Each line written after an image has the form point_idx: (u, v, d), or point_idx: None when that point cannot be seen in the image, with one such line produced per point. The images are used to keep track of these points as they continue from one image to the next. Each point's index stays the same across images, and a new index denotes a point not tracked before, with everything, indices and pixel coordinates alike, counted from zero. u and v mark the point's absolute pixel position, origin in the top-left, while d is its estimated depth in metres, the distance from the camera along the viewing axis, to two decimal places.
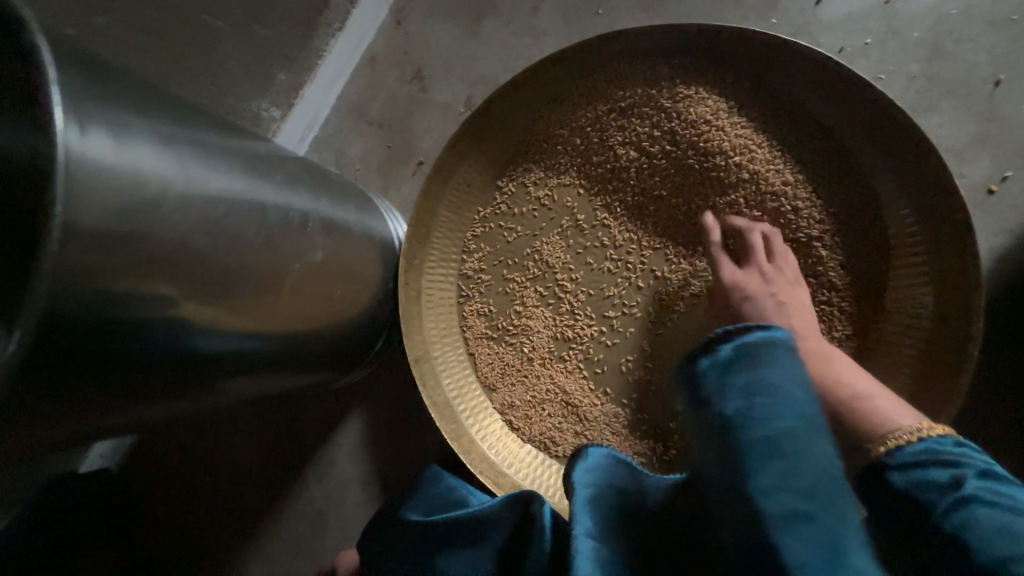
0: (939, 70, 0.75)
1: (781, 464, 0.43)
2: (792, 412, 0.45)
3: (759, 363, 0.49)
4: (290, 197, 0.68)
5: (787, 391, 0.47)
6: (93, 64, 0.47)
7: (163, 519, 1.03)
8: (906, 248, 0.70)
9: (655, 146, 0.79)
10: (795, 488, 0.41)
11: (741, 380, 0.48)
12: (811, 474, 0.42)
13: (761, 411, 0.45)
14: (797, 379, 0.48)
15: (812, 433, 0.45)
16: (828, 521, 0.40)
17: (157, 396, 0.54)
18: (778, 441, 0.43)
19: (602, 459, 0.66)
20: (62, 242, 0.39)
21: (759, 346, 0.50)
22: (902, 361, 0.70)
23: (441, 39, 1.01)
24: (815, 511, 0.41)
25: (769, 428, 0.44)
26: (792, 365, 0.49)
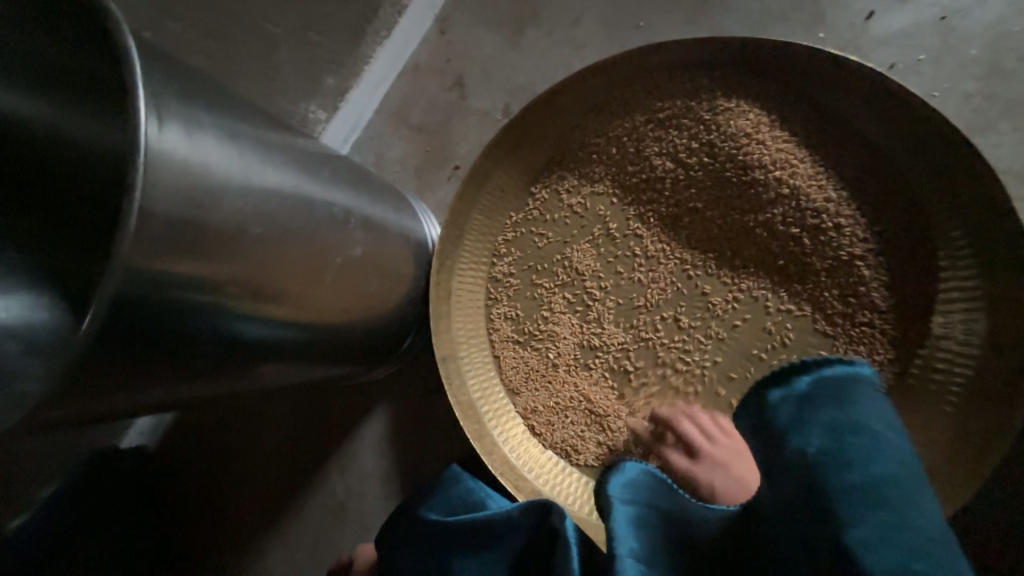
0: (998, 88, 0.72)
1: (891, 505, 0.46)
2: (884, 452, 0.49)
3: (845, 401, 0.52)
4: (335, 195, 0.71)
5: (874, 428, 0.50)
6: (172, 63, 0.51)
7: (192, 499, 1.07)
8: (956, 273, 0.67)
9: (693, 158, 0.79)
10: (898, 536, 0.44)
11: (824, 417, 0.52)
12: (913, 524, 0.45)
13: (853, 449, 0.49)
14: (882, 417, 0.52)
15: (901, 472, 0.48)
16: (932, 568, 0.43)
17: (200, 377, 0.57)
18: (884, 485, 0.47)
19: (640, 475, 0.68)
20: (138, 227, 0.43)
21: (839, 380, 0.53)
22: (948, 389, 0.67)
23: (483, 48, 1.04)
24: (922, 561, 0.43)
25: (864, 465, 0.48)
26: (873, 405, 0.52)
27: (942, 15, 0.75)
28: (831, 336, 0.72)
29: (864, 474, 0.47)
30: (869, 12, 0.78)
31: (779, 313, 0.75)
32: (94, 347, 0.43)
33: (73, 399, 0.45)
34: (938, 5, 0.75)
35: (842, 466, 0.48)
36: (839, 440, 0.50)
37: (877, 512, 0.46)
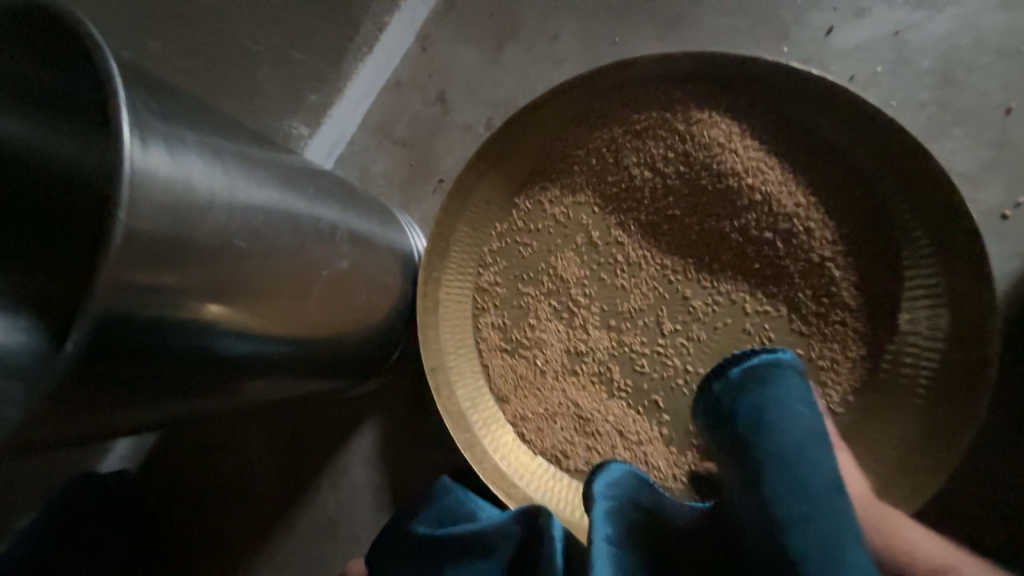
0: (950, 97, 0.77)
1: (794, 464, 0.57)
2: (798, 426, 0.58)
3: (769, 386, 0.60)
4: (321, 209, 0.71)
5: (792, 406, 0.59)
6: (152, 85, 0.52)
7: (178, 521, 1.05)
8: (920, 271, 0.70)
9: (669, 167, 0.81)
10: (794, 487, 0.56)
11: (755, 401, 0.59)
12: (816, 481, 0.56)
13: (772, 425, 0.58)
14: (799, 396, 0.60)
15: (808, 439, 0.58)
16: (833, 518, 0.54)
17: (185, 395, 0.57)
18: (795, 453, 0.57)
19: (624, 474, 0.68)
20: (122, 246, 0.43)
21: (763, 368, 0.60)
22: (917, 383, 0.70)
23: (464, 64, 1.06)
24: (811, 504, 0.55)
25: (778, 436, 0.58)
26: (795, 386, 0.60)
27: (896, 30, 0.80)
28: (806, 335, 0.75)
29: (776, 442, 0.57)
30: (829, 27, 0.83)
31: (757, 314, 0.77)
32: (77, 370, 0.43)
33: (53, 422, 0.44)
34: (892, 20, 0.80)
35: (759, 437, 0.58)
36: (761, 418, 0.58)
37: (782, 470, 0.56)
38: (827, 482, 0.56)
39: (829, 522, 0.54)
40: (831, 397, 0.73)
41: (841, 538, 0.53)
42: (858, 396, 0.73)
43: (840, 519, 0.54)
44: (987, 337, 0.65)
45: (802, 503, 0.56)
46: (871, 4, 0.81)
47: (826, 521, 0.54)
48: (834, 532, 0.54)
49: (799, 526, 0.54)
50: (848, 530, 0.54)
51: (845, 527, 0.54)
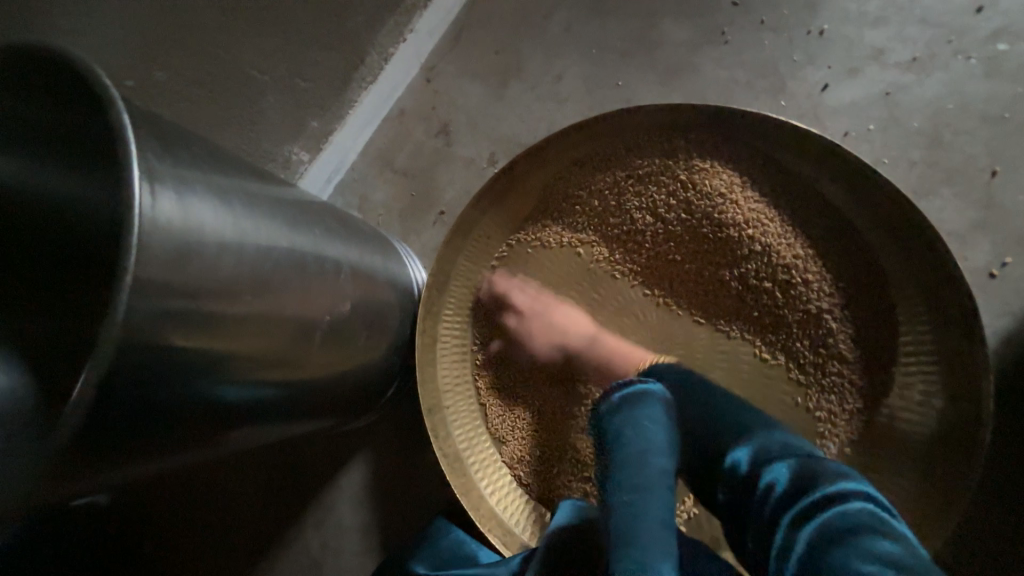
0: (939, 158, 0.80)
1: (632, 464, 0.61)
2: (648, 439, 0.64)
3: (635, 406, 0.68)
4: (324, 248, 0.70)
5: (647, 421, 0.66)
6: (158, 127, 0.50)
7: (152, 559, 0.99)
8: (914, 328, 0.72)
9: (670, 213, 0.83)
10: (628, 481, 0.60)
11: (619, 419, 0.68)
12: (643, 480, 0.60)
13: (626, 434, 0.65)
14: (659, 418, 0.67)
15: (652, 450, 0.63)
16: (642, 509, 0.57)
17: (185, 445, 0.54)
18: (638, 456, 0.62)
19: (571, 509, 0.69)
20: (130, 301, 0.41)
21: (631, 393, 0.71)
22: (910, 436, 0.71)
23: (469, 99, 1.07)
24: (633, 495, 0.58)
25: (627, 443, 0.64)
26: (657, 410, 0.68)
27: (887, 91, 0.83)
28: (803, 384, 0.76)
29: (625, 447, 0.64)
30: (824, 84, 0.86)
31: (756, 362, 0.78)
32: (77, 430, 0.41)
33: (49, 484, 0.42)
34: (883, 81, 0.84)
35: (613, 444, 0.65)
36: (618, 430, 0.67)
37: (623, 470, 0.61)
38: (654, 485, 0.59)
39: (642, 508, 0.57)
40: (828, 448, 0.74)
41: (648, 530, 0.55)
42: (854, 449, 0.74)
43: (651, 512, 0.57)
44: (981, 398, 0.66)
45: (629, 495, 0.59)
46: (863, 65, 0.85)
47: (639, 510, 0.57)
48: (639, 520, 0.56)
49: (617, 512, 0.57)
50: (659, 525, 0.55)
51: (652, 519, 0.56)
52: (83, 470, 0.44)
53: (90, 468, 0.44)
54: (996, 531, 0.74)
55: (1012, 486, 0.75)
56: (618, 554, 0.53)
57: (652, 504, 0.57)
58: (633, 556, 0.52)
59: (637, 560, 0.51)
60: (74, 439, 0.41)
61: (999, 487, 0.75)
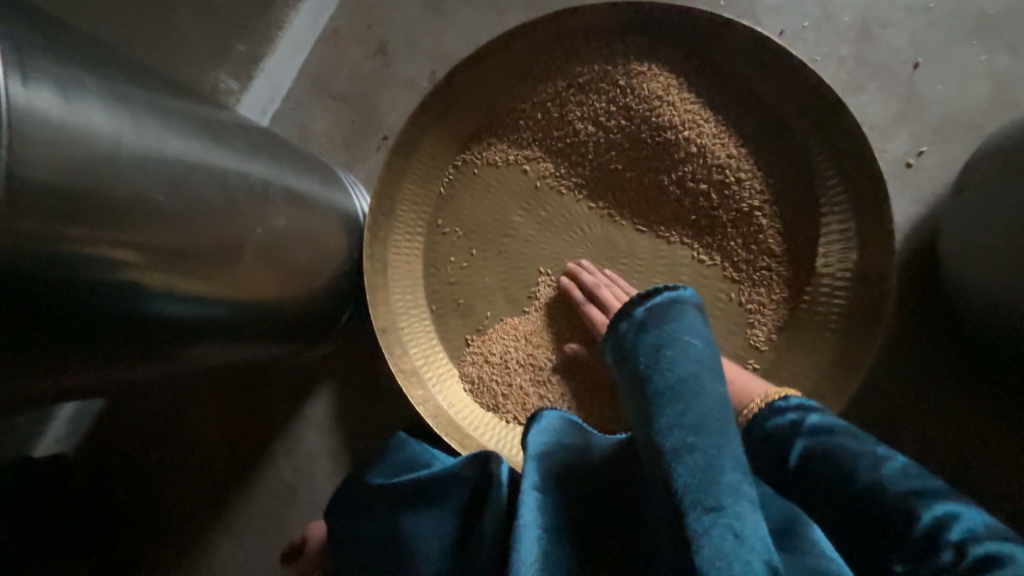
0: (866, 53, 0.81)
1: (688, 398, 0.54)
2: (687, 358, 0.58)
3: (668, 321, 0.62)
4: (251, 164, 0.68)
5: (689, 340, 0.60)
6: (34, 16, 0.47)
7: (127, 503, 1.00)
8: (835, 218, 0.76)
9: (612, 122, 0.82)
10: (685, 420, 0.52)
11: (652, 337, 0.61)
12: (699, 415, 0.52)
13: (666, 357, 0.59)
14: (699, 333, 0.61)
15: (704, 375, 0.56)
16: (710, 449, 0.50)
17: (116, 361, 0.55)
18: (685, 383, 0.55)
19: (556, 420, 0.68)
20: (8, 194, 0.40)
21: (665, 306, 0.63)
22: (828, 319, 0.77)
23: (405, 13, 1.01)
24: (699, 438, 0.51)
25: (671, 368, 0.57)
26: (692, 321, 0.62)
27: None
28: (736, 281, 0.80)
29: (670, 374, 0.57)
30: None
31: (694, 263, 0.81)
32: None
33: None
34: None
35: (656, 371, 0.58)
36: (658, 352, 0.60)
37: (677, 402, 0.54)
38: (718, 421, 0.52)
39: (710, 449, 0.50)
40: (756, 336, 0.79)
41: (729, 480, 0.48)
42: (780, 335, 0.79)
43: (725, 455, 0.49)
44: (888, 277, 0.73)
45: (692, 435, 0.51)
46: None
47: (711, 457, 0.49)
48: (709, 465, 0.48)
49: (682, 460, 0.49)
50: (738, 471, 0.49)
51: (729, 466, 0.49)
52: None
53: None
54: (904, 397, 0.83)
55: (918, 357, 0.83)
56: (699, 520, 0.46)
57: (724, 446, 0.50)
58: (719, 515, 0.46)
59: (729, 527, 0.45)
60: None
61: (907, 360, 0.83)
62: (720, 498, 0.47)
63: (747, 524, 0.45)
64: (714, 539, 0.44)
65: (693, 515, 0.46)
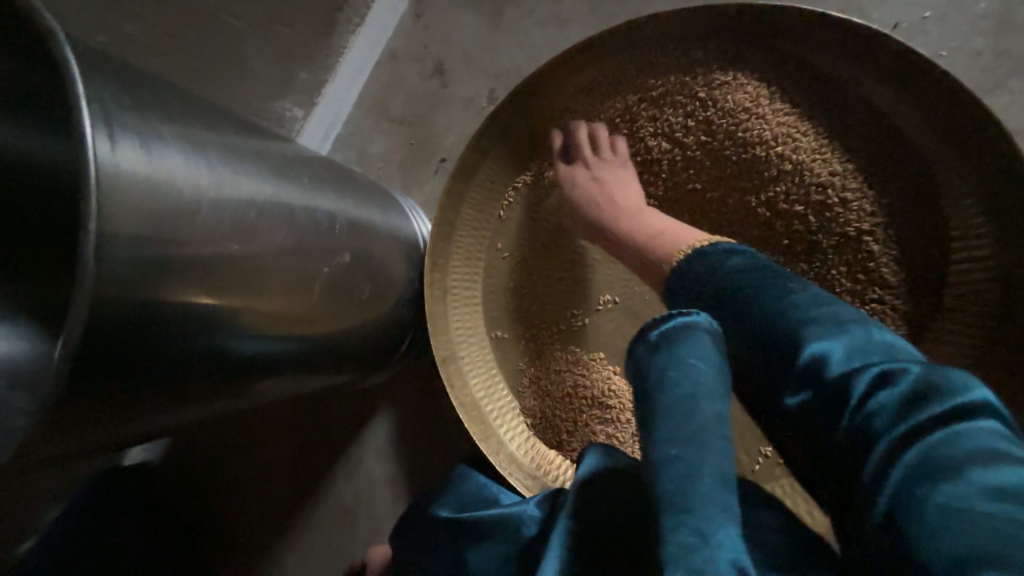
0: (1007, 44, 0.68)
1: (683, 414, 0.50)
2: (692, 376, 0.52)
3: (678, 342, 0.54)
4: (317, 199, 0.67)
5: (697, 362, 0.52)
6: (120, 71, 0.47)
7: (201, 514, 1.05)
8: (968, 244, 0.65)
9: (690, 137, 0.75)
10: (677, 435, 0.49)
11: (660, 360, 0.54)
12: (692, 431, 0.49)
13: (669, 379, 0.52)
14: (708, 357, 0.53)
15: (702, 394, 0.51)
16: (693, 459, 0.48)
17: (196, 398, 0.55)
18: (685, 400, 0.51)
19: (595, 455, 0.61)
20: (99, 257, 0.40)
21: (679, 330, 0.55)
22: (959, 364, 0.65)
23: (463, 31, 0.99)
24: (684, 451, 0.48)
25: (672, 388, 0.52)
26: (704, 344, 0.53)
27: None
28: None
29: (669, 396, 0.52)
30: None
31: None
32: (65, 387, 0.40)
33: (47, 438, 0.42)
34: None
35: (659, 390, 0.53)
36: (662, 376, 0.53)
37: (669, 420, 0.50)
38: (708, 438, 0.49)
39: (693, 460, 0.48)
40: None
41: (707, 489, 0.46)
42: None
43: (708, 468, 0.47)
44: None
45: (681, 448, 0.48)
46: None
47: (693, 469, 0.47)
48: (690, 474, 0.47)
49: (666, 471, 0.47)
50: (715, 480, 0.47)
51: (709, 477, 0.47)
52: (79, 423, 0.44)
53: (85, 421, 0.44)
54: None
55: None
56: (669, 520, 0.45)
57: (711, 462, 0.48)
58: (689, 522, 0.44)
59: (695, 529, 0.44)
60: (64, 393, 0.41)
61: None
62: (692, 503, 0.45)
63: (720, 531, 0.44)
64: (680, 539, 0.44)
65: (666, 517, 0.45)
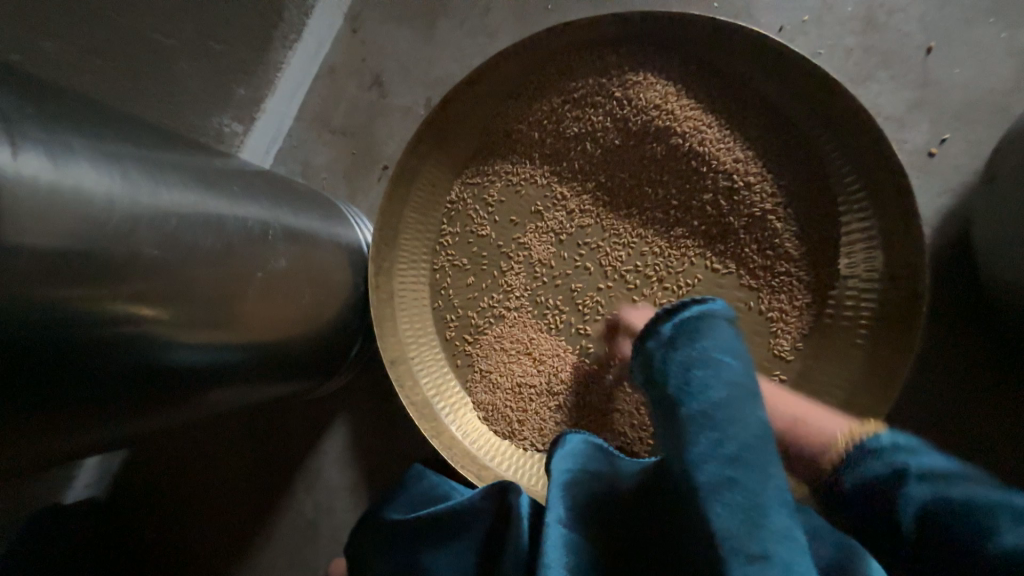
0: (874, 41, 0.78)
1: (725, 423, 0.46)
2: (720, 374, 0.49)
3: (700, 337, 0.53)
4: (249, 208, 0.68)
5: (723, 356, 0.50)
6: (27, 86, 0.48)
7: (154, 544, 1.01)
8: (855, 215, 0.72)
9: (610, 135, 0.81)
10: (722, 450, 0.44)
11: (681, 356, 0.52)
12: (741, 444, 0.44)
13: (698, 379, 0.49)
14: (733, 348, 0.52)
15: (739, 394, 0.48)
16: (755, 486, 0.43)
17: (126, 412, 0.54)
18: (722, 407, 0.47)
19: (580, 444, 0.63)
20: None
21: (697, 322, 0.54)
22: (859, 324, 0.71)
23: (398, 44, 1.02)
24: (739, 472, 0.43)
25: (704, 391, 0.48)
26: (726, 336, 0.53)
27: None
28: (754, 288, 0.76)
29: (702, 398, 0.48)
30: None
31: (708, 272, 0.78)
32: None
33: None
34: None
35: (686, 393, 0.49)
36: (688, 374, 0.50)
37: (711, 432, 0.45)
38: (760, 451, 0.44)
39: (757, 487, 0.43)
40: (781, 345, 0.74)
41: (777, 524, 0.41)
42: (805, 342, 0.74)
43: (770, 492, 0.43)
44: (919, 272, 0.67)
45: (742, 473, 0.43)
46: None
47: (755, 495, 0.42)
48: (751, 504, 0.42)
49: (720, 500, 0.43)
50: (784, 509, 0.42)
51: (774, 505, 0.42)
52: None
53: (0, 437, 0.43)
54: (962, 402, 0.75)
55: (976, 356, 0.75)
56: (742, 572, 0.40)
57: (769, 485, 0.43)
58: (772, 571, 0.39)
59: None
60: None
61: (963, 360, 0.75)
62: (763, 541, 0.41)
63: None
64: None
65: (737, 567, 0.40)
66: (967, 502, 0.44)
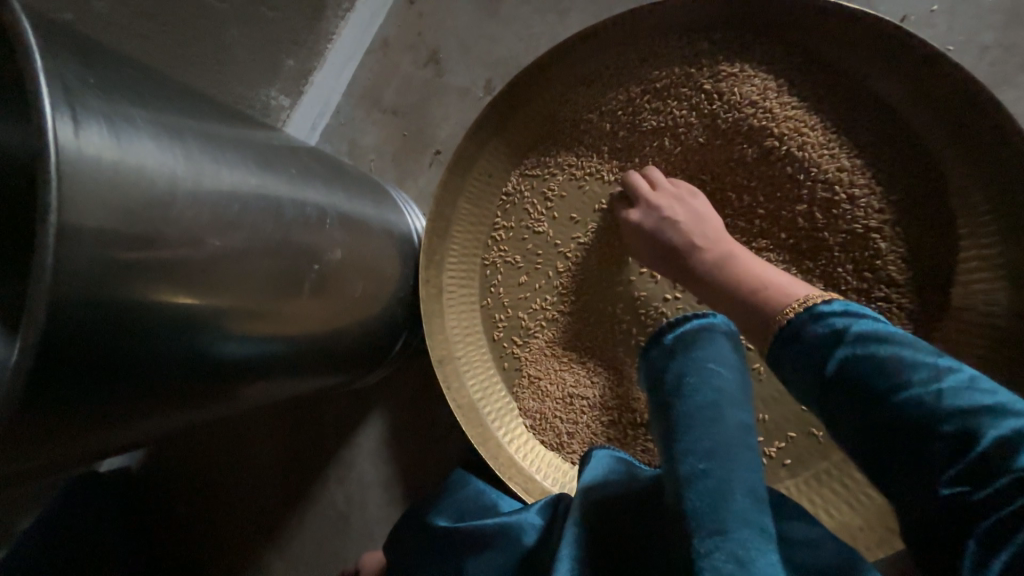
0: (1016, 38, 0.68)
1: (705, 423, 0.49)
2: (709, 383, 0.52)
3: (695, 346, 0.54)
4: (307, 192, 0.63)
5: (714, 365, 0.53)
6: (87, 49, 0.44)
7: (184, 521, 1.01)
8: (978, 241, 0.63)
9: (693, 132, 0.73)
10: (700, 445, 0.48)
11: (677, 365, 0.54)
12: (716, 439, 0.48)
13: (689, 385, 0.52)
14: (727, 358, 0.54)
15: (725, 402, 0.51)
16: (725, 475, 0.46)
17: (178, 407, 0.51)
18: (707, 410, 0.50)
19: (606, 458, 0.63)
20: (57, 258, 0.36)
21: (697, 332, 0.55)
22: (970, 363, 0.63)
23: (458, 18, 0.95)
24: (712, 464, 0.47)
25: (692, 395, 0.51)
26: (724, 348, 0.55)
27: None
28: None
29: (691, 401, 0.51)
30: None
31: None
32: (27, 397, 0.37)
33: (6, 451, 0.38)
34: None
35: (678, 397, 0.52)
36: (680, 379, 0.53)
37: (692, 430, 0.49)
38: (732, 447, 0.48)
39: (725, 474, 0.46)
40: None
41: (739, 508, 0.44)
42: None
43: (738, 483, 0.46)
44: None
45: (713, 462, 0.47)
46: None
47: (724, 484, 0.45)
48: (720, 489, 0.45)
49: (693, 487, 0.46)
50: (749, 497, 0.45)
51: (740, 492, 0.45)
52: (46, 437, 0.40)
53: (51, 435, 0.40)
54: None
55: None
56: (703, 542, 0.43)
57: (737, 475, 0.46)
58: (724, 545, 0.42)
59: (732, 554, 0.41)
60: (21, 406, 0.37)
61: None
62: (725, 522, 0.43)
63: (757, 555, 0.41)
64: (716, 564, 0.41)
65: (698, 538, 0.43)
66: (896, 360, 0.47)
